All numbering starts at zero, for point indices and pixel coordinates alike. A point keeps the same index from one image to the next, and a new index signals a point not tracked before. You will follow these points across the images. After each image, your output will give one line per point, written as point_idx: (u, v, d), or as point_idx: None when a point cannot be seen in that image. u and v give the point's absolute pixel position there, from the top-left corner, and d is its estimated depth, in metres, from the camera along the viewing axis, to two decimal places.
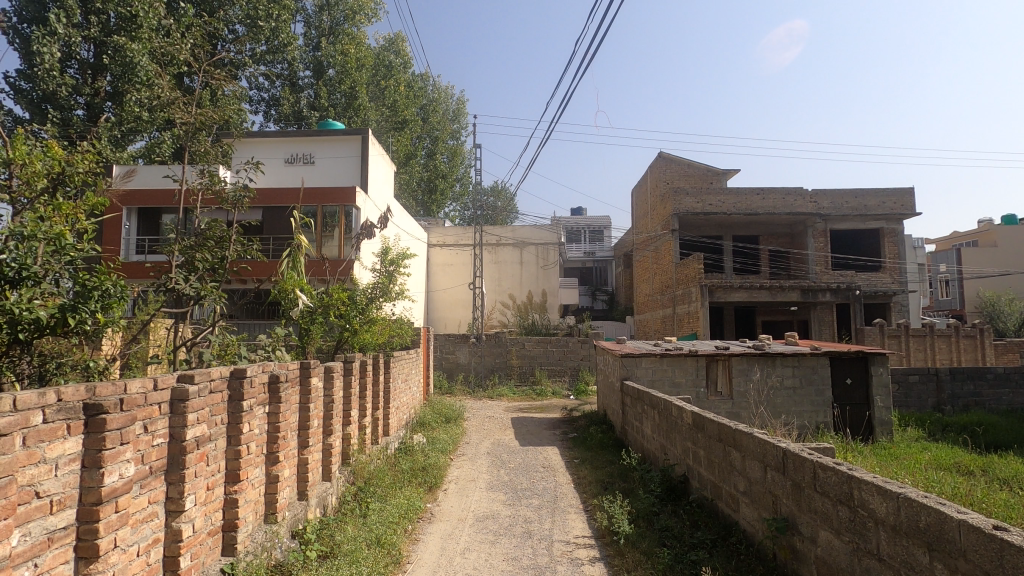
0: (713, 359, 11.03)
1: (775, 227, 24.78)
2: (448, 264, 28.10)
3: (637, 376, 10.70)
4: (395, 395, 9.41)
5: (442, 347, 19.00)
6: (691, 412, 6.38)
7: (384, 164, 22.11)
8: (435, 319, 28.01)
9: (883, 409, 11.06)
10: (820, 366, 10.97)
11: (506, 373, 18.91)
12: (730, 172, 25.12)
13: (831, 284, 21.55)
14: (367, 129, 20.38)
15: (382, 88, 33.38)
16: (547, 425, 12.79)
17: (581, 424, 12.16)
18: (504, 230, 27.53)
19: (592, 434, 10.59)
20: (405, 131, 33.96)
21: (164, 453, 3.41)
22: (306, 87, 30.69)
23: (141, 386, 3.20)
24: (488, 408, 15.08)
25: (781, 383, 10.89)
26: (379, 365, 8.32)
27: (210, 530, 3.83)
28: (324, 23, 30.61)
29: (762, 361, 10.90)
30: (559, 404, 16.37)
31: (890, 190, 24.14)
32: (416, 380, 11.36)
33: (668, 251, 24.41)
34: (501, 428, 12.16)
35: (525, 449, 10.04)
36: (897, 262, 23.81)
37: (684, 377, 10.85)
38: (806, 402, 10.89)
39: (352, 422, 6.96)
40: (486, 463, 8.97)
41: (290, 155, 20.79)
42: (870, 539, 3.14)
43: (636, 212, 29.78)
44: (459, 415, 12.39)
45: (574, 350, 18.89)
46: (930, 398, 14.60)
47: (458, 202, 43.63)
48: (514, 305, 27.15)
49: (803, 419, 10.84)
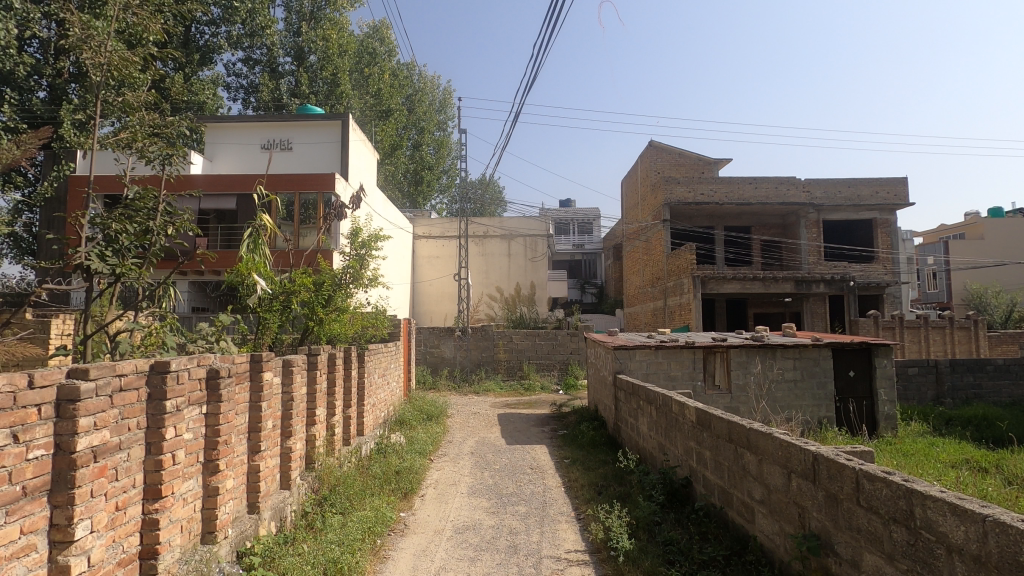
0: (710, 350, 10.41)
1: (767, 217, 24.31)
2: (434, 256, 27.35)
3: (631, 370, 10.09)
4: (371, 391, 8.71)
5: (426, 341, 18.26)
6: (694, 408, 5.75)
7: (366, 151, 21.28)
8: (421, 313, 27.26)
9: (887, 402, 10.52)
10: (822, 358, 10.43)
11: (494, 367, 18.25)
12: (722, 162, 24.68)
13: (825, 275, 21.07)
14: (347, 113, 19.49)
15: (365, 75, 32.41)
16: (535, 421, 12.13)
17: (572, 421, 11.52)
18: (491, 221, 26.82)
19: (582, 431, 9.97)
20: (389, 121, 32.99)
21: (46, 469, 2.69)
22: (286, 74, 29.68)
23: (7, 384, 2.46)
24: (474, 404, 14.39)
25: (782, 376, 10.31)
26: (350, 358, 7.59)
27: (118, 561, 3.13)
28: (305, 7, 29.58)
29: (762, 353, 10.32)
30: (548, 399, 15.73)
31: (884, 179, 23.74)
32: (395, 375, 10.66)
33: (659, 242, 23.80)
34: (486, 426, 11.48)
35: (512, 449, 9.38)
36: (891, 253, 23.44)
37: (680, 370, 10.21)
38: (808, 395, 10.33)
39: (318, 421, 6.24)
40: (469, 464, 8.29)
41: (267, 141, 19.87)
42: (940, 572, 2.49)
43: (625, 202, 29.20)
44: (442, 411, 11.71)
45: (563, 343, 18.26)
46: (930, 390, 14.16)
47: (445, 194, 42.78)
48: (502, 298, 26.45)
49: (804, 413, 10.28)
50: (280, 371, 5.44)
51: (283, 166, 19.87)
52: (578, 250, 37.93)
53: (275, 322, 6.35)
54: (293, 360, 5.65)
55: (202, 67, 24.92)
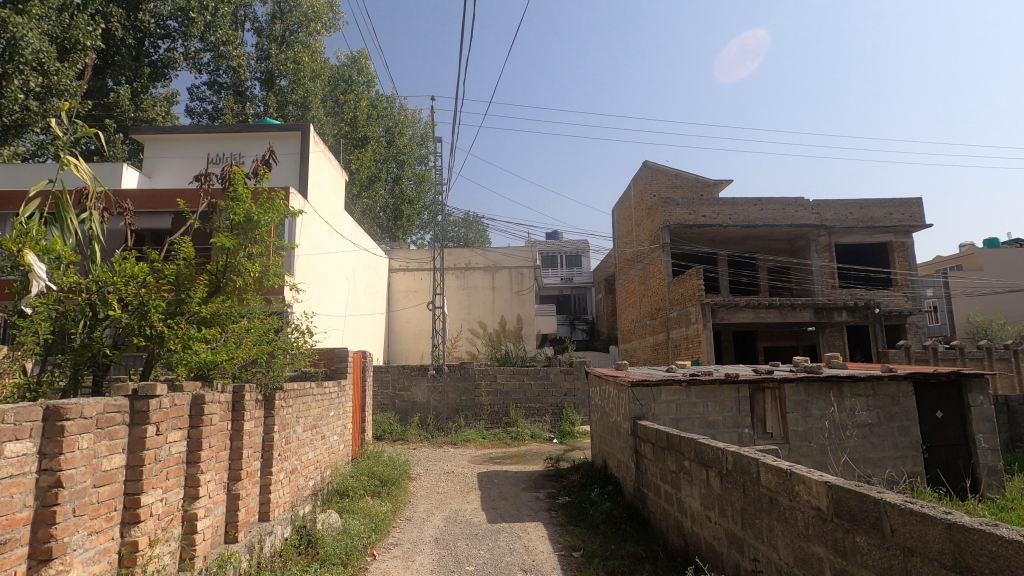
0: (758, 387, 7.81)
1: (774, 241, 22.26)
2: (411, 290, 24.70)
3: (654, 415, 7.46)
4: (287, 454, 5.97)
5: (395, 382, 15.43)
6: (820, 484, 3.17)
7: (330, 168, 18.91)
8: (396, 351, 24.43)
9: (990, 453, 7.97)
10: (902, 396, 7.93)
11: (475, 414, 15.39)
12: (722, 184, 22.80)
13: (848, 301, 18.69)
14: (308, 123, 17.29)
15: (340, 102, 30.75)
16: (526, 483, 9.31)
17: (575, 484, 8.74)
18: (473, 252, 24.39)
19: (592, 501, 7.26)
20: (365, 150, 31.01)
21: None
22: (254, 98, 27.58)
23: None
24: (450, 461, 11.49)
25: (853, 420, 7.78)
26: (245, 402, 4.95)
27: None
28: (276, 31, 27.89)
29: (826, 391, 7.78)
30: (540, 451, 12.88)
31: (898, 199, 21.90)
32: (337, 428, 7.89)
33: (659, 269, 21.42)
34: (461, 493, 8.63)
35: (495, 531, 6.60)
36: (909, 277, 21.40)
37: (721, 415, 7.59)
38: (888, 445, 7.78)
39: (148, 516, 3.58)
40: (430, 565, 5.49)
41: (215, 155, 17.47)
42: None
43: (617, 229, 27.14)
44: (404, 474, 8.84)
45: (556, 383, 15.56)
46: (1003, 432, 11.65)
47: (425, 230, 40.45)
48: (485, 334, 23.72)
49: (885, 470, 7.71)
50: (32, 428, 2.75)
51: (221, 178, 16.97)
52: (566, 284, 35.73)
53: (32, 342, 3.64)
54: (72, 406, 2.95)
55: (155, 83, 22.73)
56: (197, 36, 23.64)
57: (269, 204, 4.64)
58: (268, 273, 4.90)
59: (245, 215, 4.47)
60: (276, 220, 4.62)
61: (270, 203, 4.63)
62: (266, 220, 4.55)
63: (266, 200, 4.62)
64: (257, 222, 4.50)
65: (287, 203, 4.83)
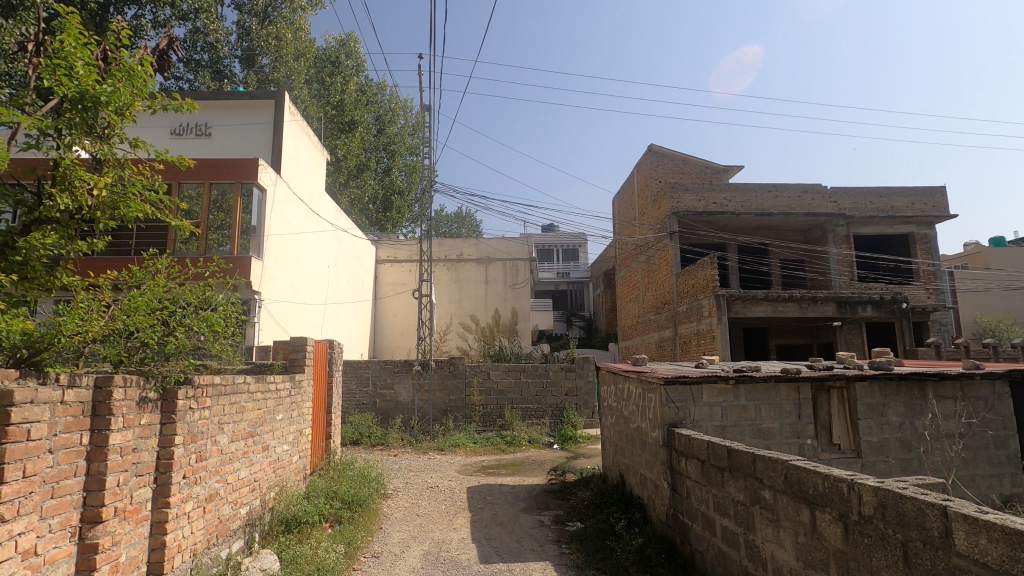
0: (823, 386, 6.20)
1: (788, 231, 20.72)
2: (399, 283, 22.96)
3: (693, 421, 5.86)
4: (200, 480, 4.28)
5: (377, 380, 13.72)
6: None
7: (307, 144, 17.09)
8: (382, 347, 22.67)
9: None
10: (997, 399, 6.36)
11: (465, 415, 13.70)
12: (732, 170, 21.29)
13: (873, 295, 17.10)
14: (282, 91, 15.48)
15: (326, 85, 28.91)
16: (527, 502, 7.68)
17: (588, 506, 7.08)
18: (465, 243, 22.69)
19: (616, 533, 5.62)
20: (352, 135, 29.12)
21: None
22: (233, 77, 25.65)
23: None
24: (436, 471, 9.83)
25: (941, 430, 6.18)
26: (114, 404, 3.29)
27: None
28: (258, 5, 25.88)
29: (908, 392, 6.18)
30: (540, 459, 11.20)
31: (920, 188, 20.44)
32: (288, 437, 6.19)
33: (666, 259, 19.85)
34: (447, 515, 6.97)
35: None
36: (931, 267, 20.02)
37: (777, 422, 5.95)
38: (983, 461, 6.20)
39: None
40: None
41: (179, 125, 15.62)
42: None
43: (619, 219, 25.57)
44: (377, 494, 7.14)
45: (556, 382, 13.91)
46: None
47: (415, 223, 38.53)
48: (477, 329, 22.04)
49: (979, 491, 6.13)
50: None
51: (134, 125, 15.65)
52: (562, 279, 34.04)
53: None
54: None
55: None
56: (168, 4, 21.73)
57: (118, 77, 4.11)
58: (123, 191, 4.18)
59: (80, 87, 3.94)
60: (124, 91, 4.08)
61: (116, 73, 4.10)
62: (107, 88, 4.00)
63: (115, 72, 4.11)
64: (96, 89, 3.97)
65: (148, 85, 4.36)
